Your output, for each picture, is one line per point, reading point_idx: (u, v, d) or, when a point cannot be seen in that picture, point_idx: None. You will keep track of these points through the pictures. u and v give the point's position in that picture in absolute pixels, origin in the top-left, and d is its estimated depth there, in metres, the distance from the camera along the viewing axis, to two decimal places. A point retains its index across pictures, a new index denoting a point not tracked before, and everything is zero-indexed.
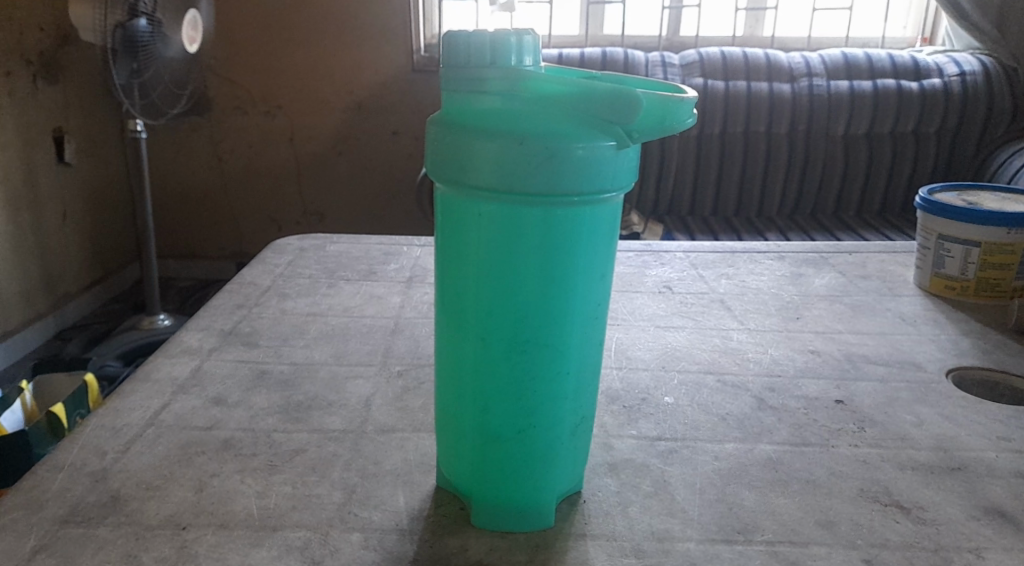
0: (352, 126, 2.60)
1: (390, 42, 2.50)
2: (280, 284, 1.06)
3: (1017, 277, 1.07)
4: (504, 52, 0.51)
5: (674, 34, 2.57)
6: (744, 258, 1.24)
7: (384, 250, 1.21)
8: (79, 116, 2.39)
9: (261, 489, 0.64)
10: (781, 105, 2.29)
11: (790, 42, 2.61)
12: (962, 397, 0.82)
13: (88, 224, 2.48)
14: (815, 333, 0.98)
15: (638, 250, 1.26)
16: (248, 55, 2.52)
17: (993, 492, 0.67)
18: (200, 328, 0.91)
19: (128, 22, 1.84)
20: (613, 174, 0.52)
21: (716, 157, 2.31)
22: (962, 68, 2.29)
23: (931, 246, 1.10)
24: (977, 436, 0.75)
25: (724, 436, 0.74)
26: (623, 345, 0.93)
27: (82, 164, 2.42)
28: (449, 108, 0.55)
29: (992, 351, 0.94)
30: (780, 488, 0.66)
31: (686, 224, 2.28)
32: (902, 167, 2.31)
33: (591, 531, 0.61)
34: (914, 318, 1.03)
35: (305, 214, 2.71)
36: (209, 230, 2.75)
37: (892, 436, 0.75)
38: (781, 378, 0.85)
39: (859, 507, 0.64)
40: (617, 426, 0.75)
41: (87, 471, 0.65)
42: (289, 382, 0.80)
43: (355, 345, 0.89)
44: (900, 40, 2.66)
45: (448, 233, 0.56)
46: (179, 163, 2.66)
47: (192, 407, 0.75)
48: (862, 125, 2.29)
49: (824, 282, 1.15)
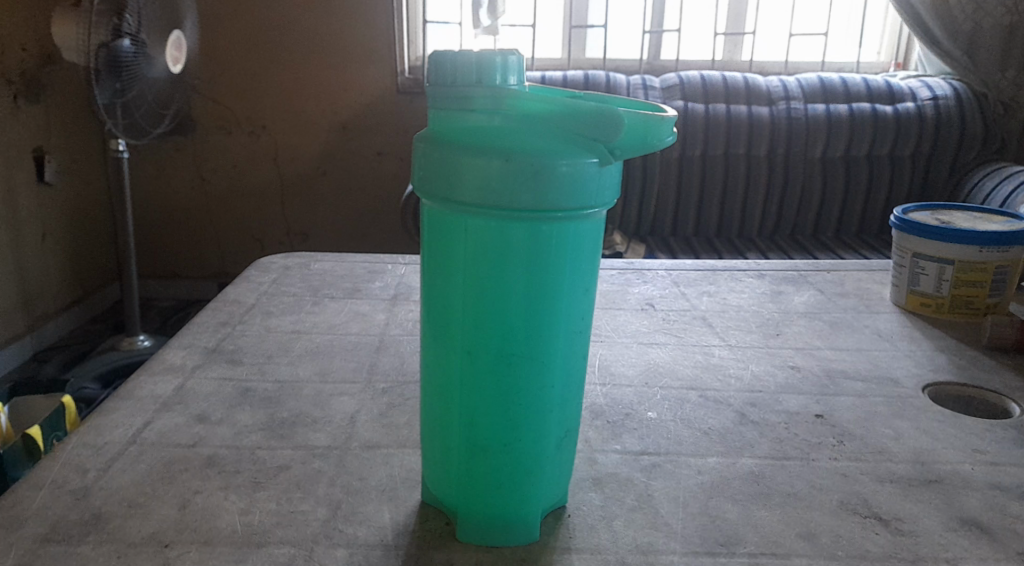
0: (336, 147, 2.61)
1: (374, 64, 2.52)
2: (264, 302, 1.06)
3: (992, 295, 1.09)
4: (489, 71, 0.52)
5: (655, 57, 2.62)
6: (725, 276, 1.26)
7: (369, 268, 1.21)
8: (60, 136, 2.38)
9: (245, 506, 0.63)
10: (760, 127, 2.32)
11: (769, 66, 2.65)
12: (938, 412, 0.84)
13: (68, 244, 2.46)
14: (796, 349, 0.99)
15: (621, 268, 1.28)
16: (233, 77, 2.53)
17: (970, 504, 0.68)
18: (185, 346, 0.91)
19: (112, 42, 1.84)
20: (597, 191, 0.53)
21: (698, 177, 2.34)
22: (934, 93, 2.34)
23: (907, 265, 1.13)
24: (955, 449, 0.76)
25: (707, 450, 0.75)
26: (607, 361, 0.94)
27: (63, 184, 2.41)
28: (435, 126, 0.56)
29: (967, 367, 0.96)
30: (763, 501, 0.67)
31: (668, 244, 2.30)
32: (878, 189, 2.35)
33: (576, 544, 0.61)
34: (891, 334, 1.05)
35: (288, 233, 2.71)
36: (191, 249, 2.74)
37: (871, 449, 0.76)
38: (763, 393, 0.87)
39: (840, 520, 0.65)
40: (601, 441, 0.75)
41: (69, 489, 0.64)
42: (273, 399, 0.80)
43: (340, 362, 0.89)
44: (874, 65, 2.73)
45: (435, 247, 0.56)
46: (161, 183, 2.64)
47: (175, 424, 0.75)
48: (839, 148, 2.34)
49: (804, 299, 1.17)
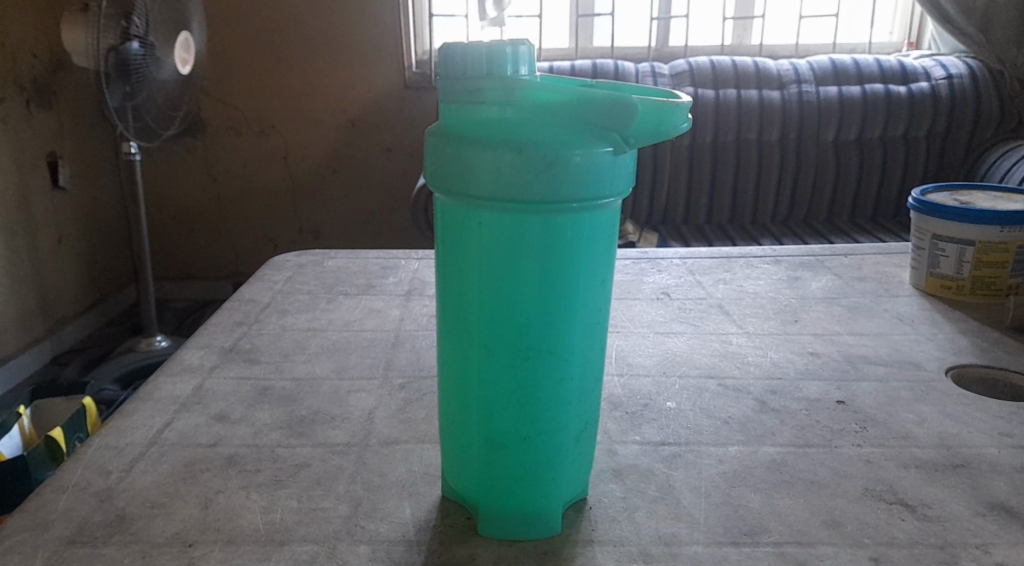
0: (346, 143, 2.61)
1: (381, 58, 2.51)
2: (279, 300, 1.06)
3: (1014, 275, 1.08)
4: (500, 63, 0.52)
5: (663, 44, 2.60)
6: (740, 263, 1.25)
7: (382, 264, 1.21)
8: (73, 141, 2.40)
9: (266, 504, 0.63)
10: (771, 112, 2.30)
11: (779, 50, 2.63)
12: (962, 395, 0.83)
13: (85, 248, 2.48)
14: (814, 335, 0.98)
15: (635, 257, 1.27)
16: (241, 75, 2.53)
17: (996, 487, 0.67)
18: (201, 346, 0.91)
19: (121, 45, 1.85)
20: (611, 180, 0.53)
21: (710, 164, 2.32)
22: (949, 71, 2.31)
23: (926, 247, 1.11)
24: (979, 433, 0.75)
25: (728, 439, 0.74)
26: (623, 351, 0.93)
27: (77, 188, 2.43)
28: (447, 120, 0.55)
29: (990, 348, 0.94)
30: (786, 490, 0.66)
31: (681, 233, 2.29)
32: (892, 171, 2.33)
33: (598, 537, 0.61)
34: (911, 318, 1.03)
35: (301, 232, 2.72)
36: (205, 250, 2.75)
37: (894, 435, 0.75)
38: (782, 381, 0.86)
39: (865, 506, 0.64)
40: (620, 432, 0.75)
41: (92, 491, 0.65)
42: (291, 397, 0.81)
43: (357, 359, 0.89)
44: (886, 45, 2.69)
45: (450, 242, 0.56)
46: (173, 183, 2.66)
47: (195, 424, 0.75)
48: (852, 130, 2.31)
49: (821, 285, 1.15)
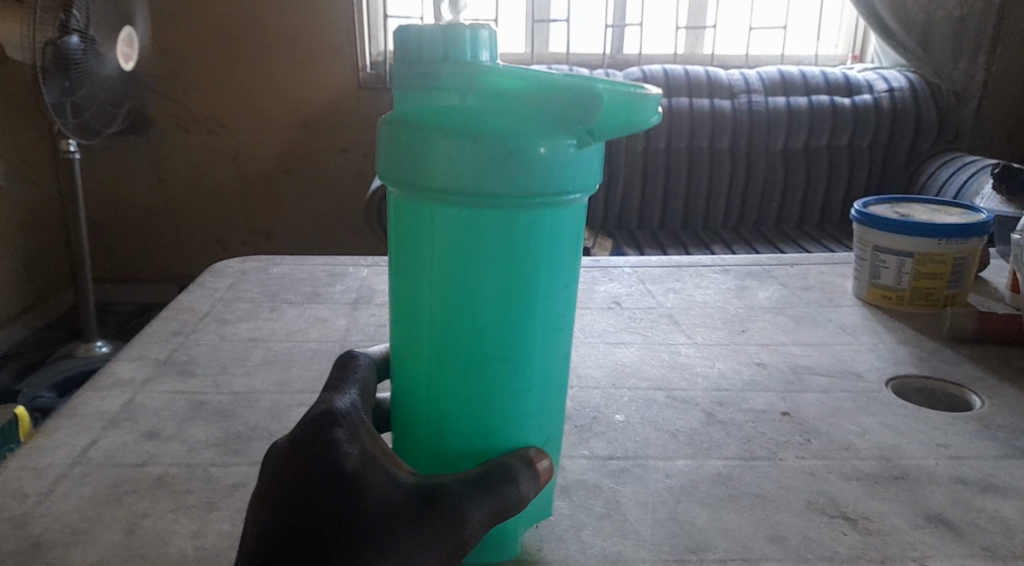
0: (296, 144, 2.56)
1: (335, 59, 2.48)
2: (219, 309, 1.03)
3: (951, 286, 1.10)
4: (458, 48, 0.49)
5: (617, 51, 2.61)
6: (690, 272, 1.25)
7: (329, 271, 1.19)
8: (8, 138, 2.31)
9: (197, 528, 0.61)
10: (721, 121, 2.33)
11: (730, 60, 2.66)
12: (902, 406, 0.84)
13: (20, 249, 2.39)
14: (761, 345, 0.99)
15: (587, 266, 1.27)
16: (188, 73, 2.46)
17: (934, 499, 0.68)
18: (134, 358, 0.88)
19: (59, 39, 1.78)
20: (575, 176, 0.51)
21: (662, 170, 2.34)
22: (891, 84, 2.37)
23: (867, 258, 1.14)
24: (918, 444, 0.77)
25: (675, 453, 0.74)
26: (572, 362, 0.92)
27: (11, 187, 2.34)
28: (403, 108, 0.53)
29: (928, 359, 0.96)
30: (731, 505, 0.66)
31: (634, 238, 2.30)
32: (838, 181, 2.38)
33: (544, 557, 0.60)
34: (854, 328, 1.05)
35: (250, 234, 2.65)
36: (150, 252, 2.67)
37: (837, 447, 0.76)
38: (729, 392, 0.86)
39: (807, 521, 0.64)
40: (568, 447, 0.74)
41: (6, 517, 0.61)
42: (228, 412, 0.78)
43: (299, 371, 0.87)
44: (832, 57, 2.76)
45: (404, 241, 0.54)
46: (116, 182, 2.57)
47: (123, 442, 0.72)
48: (799, 141, 2.35)
49: (768, 294, 1.17)
